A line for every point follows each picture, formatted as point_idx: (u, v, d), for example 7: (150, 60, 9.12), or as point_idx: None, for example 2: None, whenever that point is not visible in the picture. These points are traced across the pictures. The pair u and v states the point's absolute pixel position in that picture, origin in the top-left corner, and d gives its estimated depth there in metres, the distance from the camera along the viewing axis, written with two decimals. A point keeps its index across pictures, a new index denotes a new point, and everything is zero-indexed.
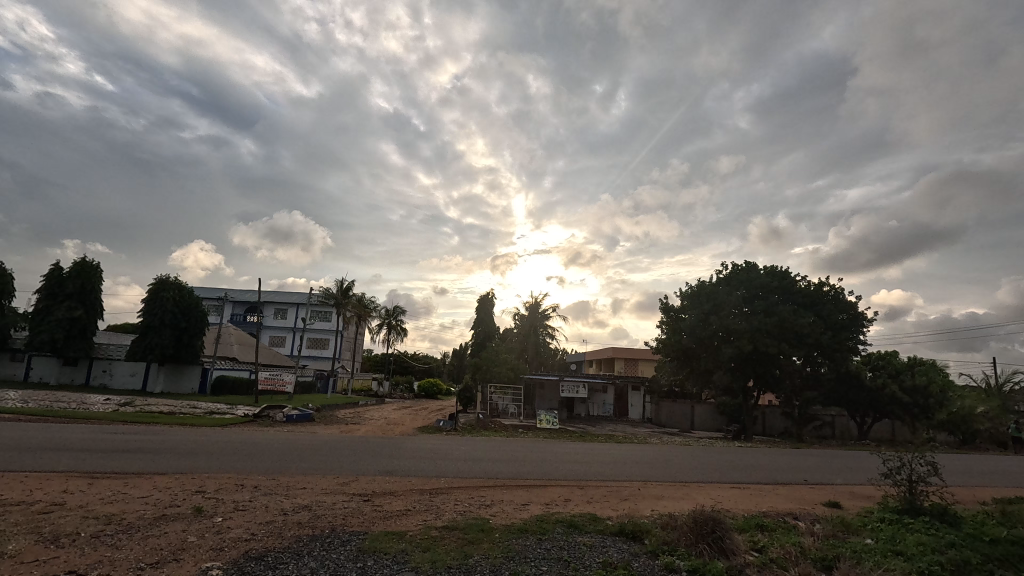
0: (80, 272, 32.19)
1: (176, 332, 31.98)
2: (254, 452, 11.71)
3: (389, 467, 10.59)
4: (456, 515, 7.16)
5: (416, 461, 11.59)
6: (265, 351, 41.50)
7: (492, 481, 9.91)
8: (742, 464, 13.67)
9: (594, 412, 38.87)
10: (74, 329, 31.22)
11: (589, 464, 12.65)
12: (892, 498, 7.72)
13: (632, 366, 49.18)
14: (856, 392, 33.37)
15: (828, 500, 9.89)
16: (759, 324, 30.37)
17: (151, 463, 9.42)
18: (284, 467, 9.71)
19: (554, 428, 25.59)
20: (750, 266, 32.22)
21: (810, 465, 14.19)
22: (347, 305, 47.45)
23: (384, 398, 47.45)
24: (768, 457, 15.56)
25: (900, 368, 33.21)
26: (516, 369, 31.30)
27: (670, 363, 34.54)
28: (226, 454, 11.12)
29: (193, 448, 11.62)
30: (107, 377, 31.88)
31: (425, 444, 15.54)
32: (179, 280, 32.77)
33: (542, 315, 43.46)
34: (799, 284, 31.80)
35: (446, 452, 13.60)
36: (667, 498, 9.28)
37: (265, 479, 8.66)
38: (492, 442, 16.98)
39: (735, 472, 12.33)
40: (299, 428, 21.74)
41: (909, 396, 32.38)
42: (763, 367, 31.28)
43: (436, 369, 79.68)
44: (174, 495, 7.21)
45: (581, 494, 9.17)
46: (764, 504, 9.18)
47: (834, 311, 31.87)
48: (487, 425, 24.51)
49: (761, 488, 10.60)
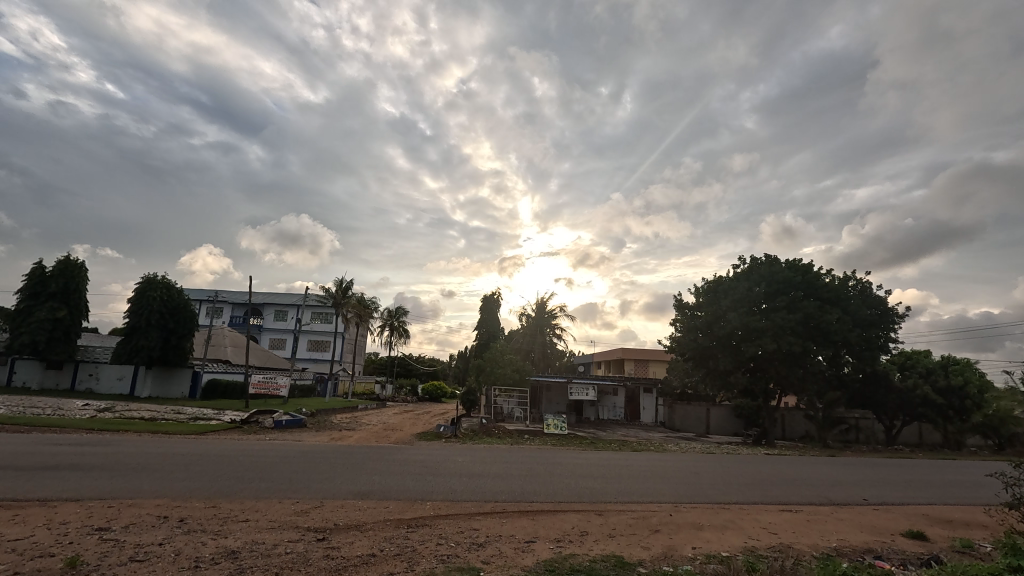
0: (63, 272, 30.65)
1: (164, 333, 30.34)
2: (210, 467, 9.91)
3: (368, 487, 8.78)
4: (435, 564, 5.29)
5: (402, 478, 9.76)
6: (262, 353, 39.87)
7: (490, 505, 8.08)
8: (785, 479, 11.80)
9: (604, 415, 36.83)
10: (57, 330, 29.73)
11: (607, 480, 10.79)
12: (1020, 538, 5.78)
13: (642, 367, 47.30)
14: (885, 394, 31.29)
15: (906, 528, 8.06)
16: (784, 321, 28.24)
17: (66, 485, 7.60)
18: (235, 490, 7.92)
19: (563, 434, 23.67)
20: (771, 259, 30.00)
21: (858, 478, 12.30)
22: (347, 305, 45.62)
23: (386, 402, 45.73)
24: (809, 469, 13.68)
25: (932, 367, 31.07)
26: (523, 370, 29.13)
27: (686, 364, 32.61)
28: (173, 470, 9.33)
29: (139, 463, 9.83)
30: (93, 381, 30.39)
31: (416, 455, 13.65)
32: (167, 279, 31.21)
33: (549, 316, 41.66)
34: (824, 279, 29.50)
35: (440, 465, 11.75)
36: (708, 527, 7.41)
37: (202, 509, 6.85)
38: (495, 452, 15.15)
39: (780, 490, 10.49)
40: (286, 435, 19.97)
41: (942, 398, 30.31)
42: (787, 368, 29.17)
43: (440, 372, 77.91)
44: (59, 538, 5.39)
45: (601, 524, 7.31)
46: (833, 537, 7.32)
47: (862, 307, 29.62)
48: (490, 431, 22.74)
49: (817, 514, 8.77)
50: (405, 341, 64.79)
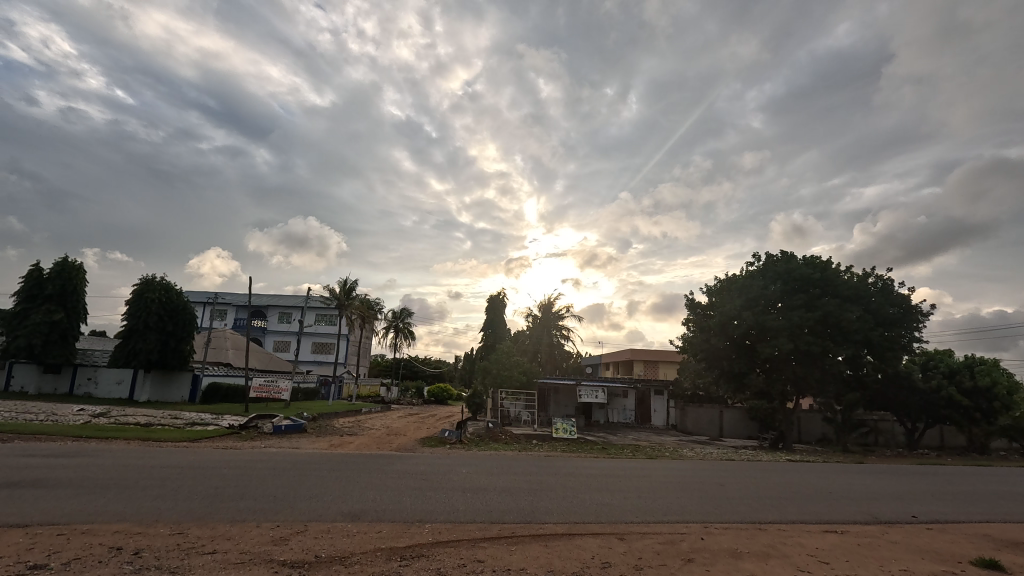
0: (60, 273, 29.99)
1: (163, 336, 29.64)
2: (187, 483, 9.00)
3: (359, 507, 7.87)
4: None
5: (398, 494, 8.82)
6: (263, 357, 39.12)
7: (496, 527, 7.13)
8: (818, 493, 10.74)
9: (613, 419, 35.77)
10: (53, 333, 29.08)
11: (625, 495, 9.81)
12: None
13: (652, 368, 46.25)
14: (907, 395, 30.06)
15: (974, 555, 7.04)
16: (801, 321, 27.07)
17: (18, 508, 6.75)
18: (208, 512, 7.04)
19: (571, 438, 22.60)
20: (787, 256, 28.88)
21: (897, 491, 11.19)
22: (349, 307, 44.67)
23: (390, 405, 44.90)
24: (839, 480, 12.57)
25: (956, 367, 29.69)
26: (529, 373, 28.19)
27: (698, 365, 31.60)
28: (146, 486, 8.47)
29: (111, 478, 8.98)
30: (91, 386, 29.73)
31: (417, 465, 12.68)
32: (165, 280, 30.55)
33: (556, 316, 40.77)
34: (844, 275, 28.26)
35: (441, 478, 10.79)
36: (748, 556, 6.43)
37: (166, 537, 5.99)
38: (502, 460, 14.16)
39: (816, 505, 9.47)
40: (282, 441, 19.16)
41: (967, 399, 28.99)
42: (805, 369, 28.03)
43: (446, 374, 76.92)
44: None
45: (625, 552, 6.34)
46: (893, 567, 6.33)
47: (883, 304, 28.38)
48: (495, 436, 21.74)
49: (866, 536, 7.77)
50: (410, 343, 63.91)
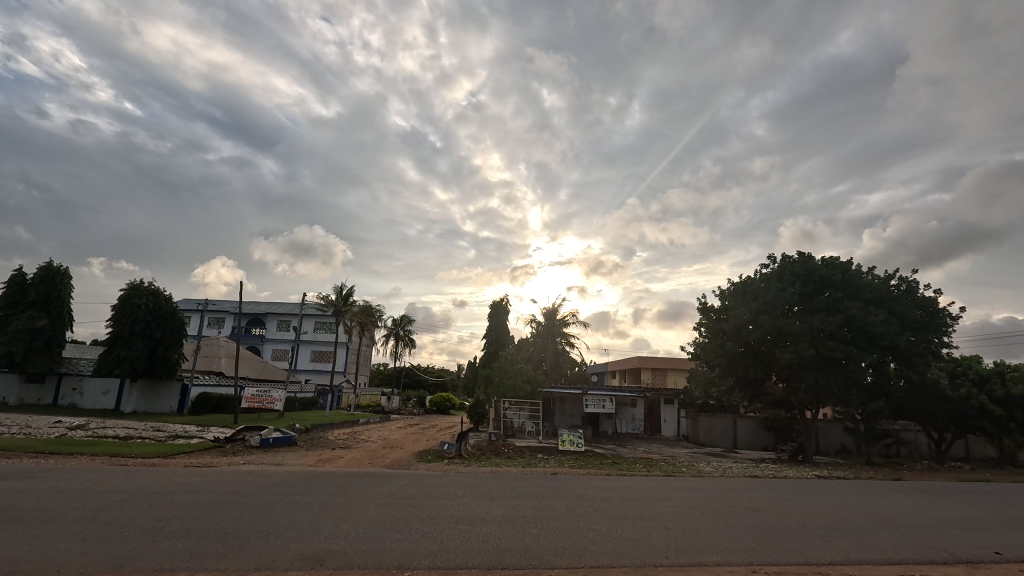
0: (44, 278, 28.84)
1: (150, 343, 28.28)
2: (124, 514, 7.54)
3: (324, 547, 6.39)
4: None
5: (376, 530, 7.32)
6: (257, 365, 37.69)
7: None
8: (872, 521, 9.19)
9: (623, 429, 34.25)
10: (36, 340, 27.77)
11: (648, 526, 8.30)
12: None
13: (660, 377, 44.60)
14: (934, 404, 28.05)
15: None
16: (822, 325, 25.43)
17: None
18: (131, 560, 5.59)
19: (579, 452, 20.85)
20: (804, 256, 27.32)
21: (963, 518, 9.62)
22: (347, 313, 43.44)
23: (390, 415, 43.33)
24: (887, 503, 11.01)
25: (986, 375, 27.91)
26: (534, 382, 26.60)
27: (712, 372, 29.93)
28: (70, 522, 6.97)
29: (37, 509, 7.56)
30: (77, 396, 28.43)
31: (406, 485, 11.20)
32: (154, 285, 29.35)
33: (561, 323, 39.30)
34: (866, 277, 26.60)
35: (432, 503, 9.32)
36: None
37: None
38: (505, 480, 12.60)
39: (878, 540, 7.91)
40: (266, 457, 17.66)
41: (1001, 409, 27.10)
42: (826, 377, 26.29)
43: (450, 382, 75.44)
44: None
45: None
46: None
47: (910, 308, 26.69)
48: (499, 449, 20.20)
49: None
50: (411, 350, 62.50)
